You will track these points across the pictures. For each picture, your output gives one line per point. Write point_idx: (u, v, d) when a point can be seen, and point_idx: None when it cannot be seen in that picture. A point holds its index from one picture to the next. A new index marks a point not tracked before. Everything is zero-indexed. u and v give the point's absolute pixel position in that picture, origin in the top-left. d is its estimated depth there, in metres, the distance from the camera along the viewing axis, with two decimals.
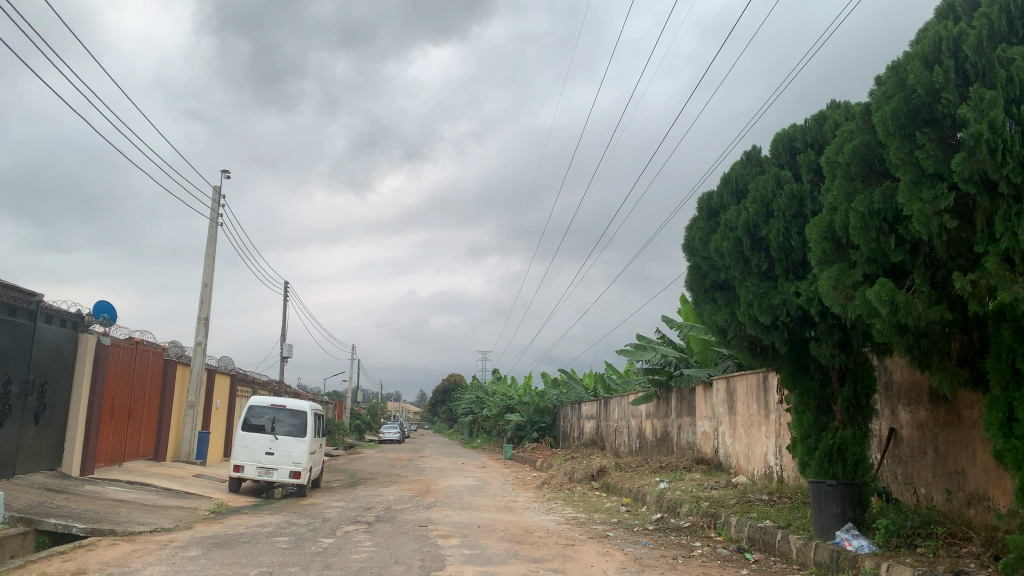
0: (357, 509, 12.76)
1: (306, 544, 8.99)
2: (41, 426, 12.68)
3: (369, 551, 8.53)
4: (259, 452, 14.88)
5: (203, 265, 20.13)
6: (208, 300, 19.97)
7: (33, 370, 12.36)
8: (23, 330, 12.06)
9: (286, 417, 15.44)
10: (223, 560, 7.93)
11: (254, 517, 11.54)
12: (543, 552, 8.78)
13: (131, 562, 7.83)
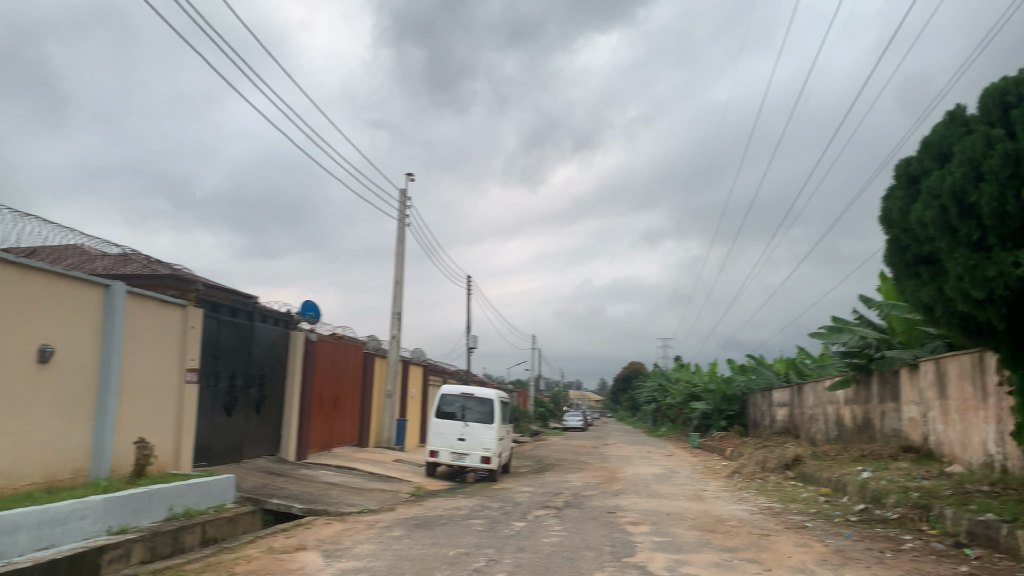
0: (547, 495, 13.04)
1: (499, 527, 9.31)
2: (262, 415, 14.04)
3: (560, 536, 8.69)
4: (452, 438, 15.62)
5: (394, 263, 21.34)
6: (400, 296, 21.15)
7: (254, 365, 13.70)
8: (244, 328, 13.36)
9: (475, 404, 16.01)
10: (424, 540, 8.40)
11: (450, 501, 12.12)
12: (737, 542, 8.55)
13: (344, 540, 8.49)
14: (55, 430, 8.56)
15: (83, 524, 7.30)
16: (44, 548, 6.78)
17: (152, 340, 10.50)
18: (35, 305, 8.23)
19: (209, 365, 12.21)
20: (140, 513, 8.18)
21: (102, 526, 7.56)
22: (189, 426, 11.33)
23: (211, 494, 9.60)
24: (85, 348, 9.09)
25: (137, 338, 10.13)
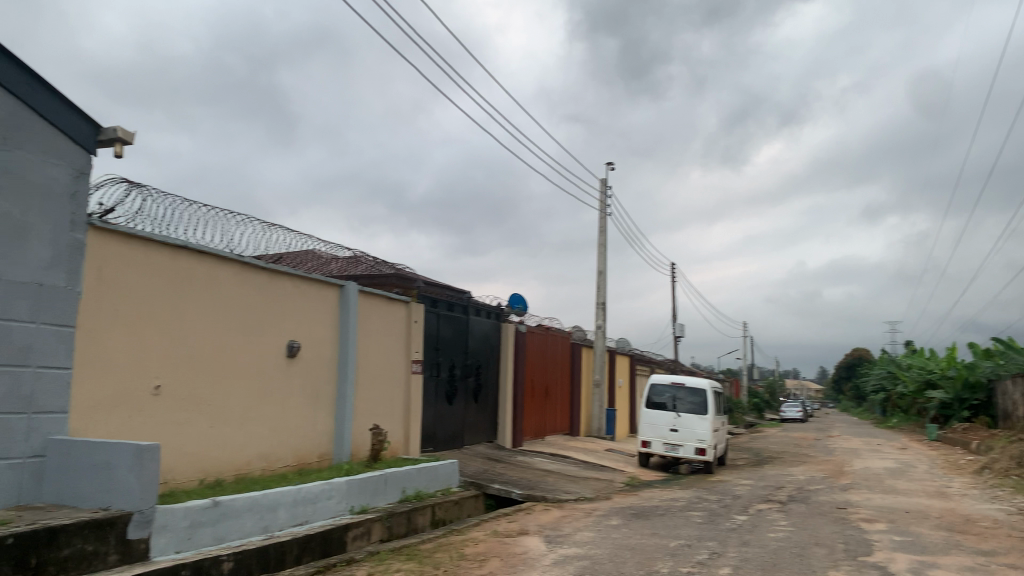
0: (768, 487, 12.51)
1: (720, 520, 9.06)
2: (479, 404, 14.66)
3: (786, 531, 8.29)
4: (664, 429, 15.44)
5: (596, 253, 21.39)
6: (605, 286, 21.17)
7: (470, 356, 14.32)
8: (460, 322, 14.00)
9: (686, 395, 15.59)
10: (643, 530, 8.35)
11: (666, 491, 11.97)
12: (993, 545, 7.70)
13: (564, 526, 8.66)
14: (303, 419, 9.46)
15: (330, 504, 8.00)
16: (300, 524, 7.52)
17: (382, 334, 11.30)
18: (283, 306, 9.13)
19: (431, 357, 12.93)
20: (377, 495, 8.82)
21: (345, 506, 8.25)
22: (416, 414, 12.09)
23: (438, 479, 10.15)
24: (324, 343, 9.95)
25: (369, 333, 10.95)
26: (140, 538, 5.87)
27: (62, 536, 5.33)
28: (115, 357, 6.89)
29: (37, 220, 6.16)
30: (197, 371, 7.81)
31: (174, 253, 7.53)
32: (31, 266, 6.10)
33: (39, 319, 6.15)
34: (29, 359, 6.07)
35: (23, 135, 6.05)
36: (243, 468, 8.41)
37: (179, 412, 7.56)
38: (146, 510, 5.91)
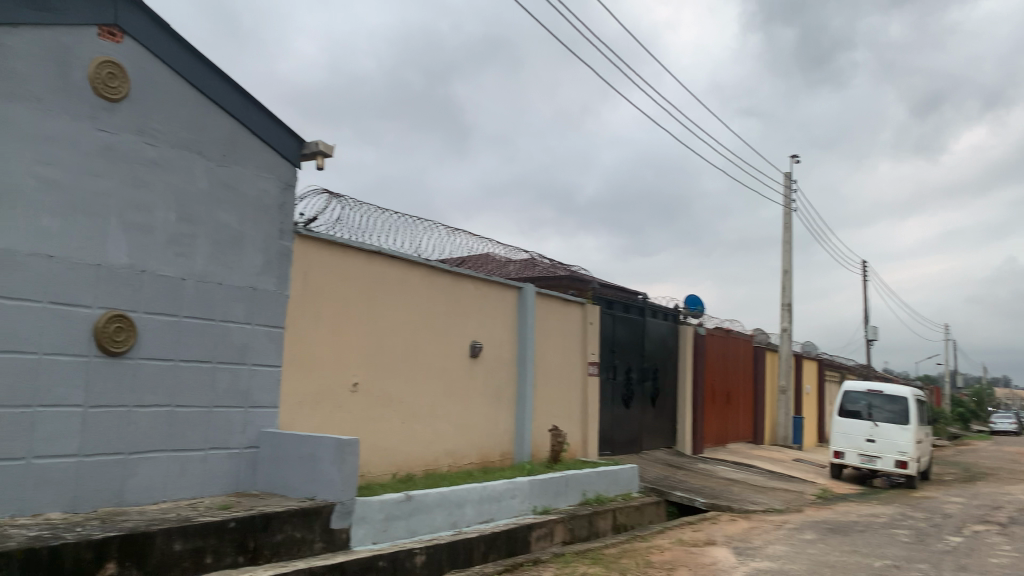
0: (985, 507, 11.31)
1: (931, 540, 8.29)
2: (657, 408, 14.38)
3: (1012, 557, 7.43)
4: (860, 439, 14.39)
5: (781, 252, 20.37)
6: (790, 286, 20.12)
7: (647, 359, 14.08)
8: (637, 324, 13.80)
9: (884, 403, 14.50)
10: (843, 547, 7.79)
11: (865, 507, 11.13)
12: None
13: (754, 538, 8.27)
14: (486, 418, 9.68)
15: (514, 503, 8.10)
16: (485, 521, 7.67)
17: (559, 336, 11.35)
18: (466, 307, 9.39)
19: (608, 359, 12.84)
20: (559, 496, 8.84)
21: (528, 505, 8.32)
22: (594, 416, 12.04)
23: (619, 483, 10.03)
24: (505, 344, 10.14)
25: (547, 335, 11.04)
26: (342, 528, 6.21)
27: (275, 522, 5.73)
28: (318, 356, 7.36)
29: (251, 229, 6.69)
30: (389, 370, 8.18)
31: (368, 258, 7.94)
32: (246, 272, 6.64)
33: (253, 320, 6.68)
34: (246, 357, 6.61)
35: (240, 152, 6.61)
36: (431, 464, 8.71)
37: (374, 409, 7.95)
38: (347, 501, 6.25)
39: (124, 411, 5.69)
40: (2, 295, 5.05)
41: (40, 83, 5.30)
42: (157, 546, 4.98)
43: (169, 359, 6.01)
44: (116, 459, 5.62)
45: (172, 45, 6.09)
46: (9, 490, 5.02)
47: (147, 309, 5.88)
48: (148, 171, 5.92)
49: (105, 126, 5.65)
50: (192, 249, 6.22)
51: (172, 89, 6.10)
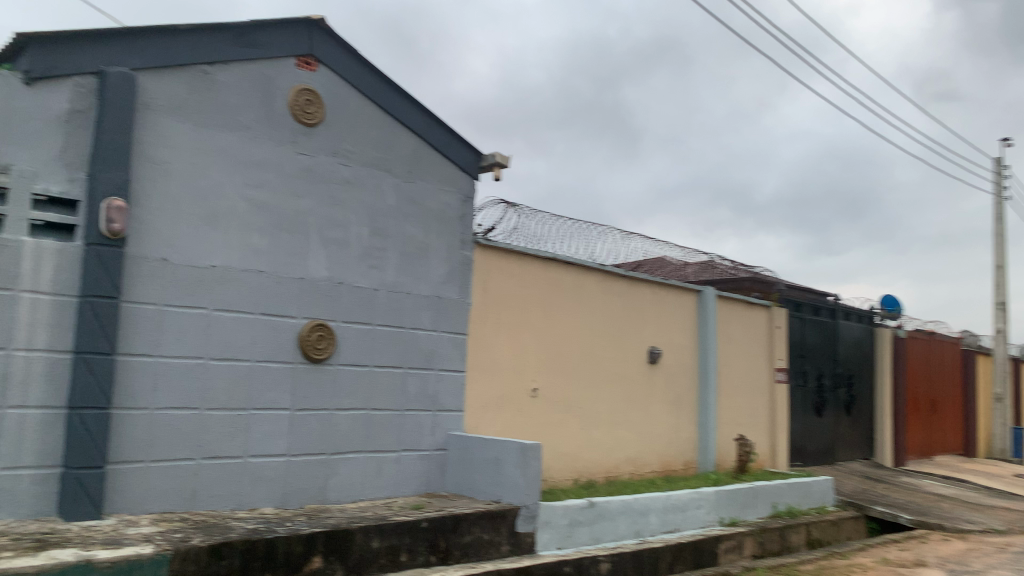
0: None
1: None
2: (853, 416, 13.45)
3: None
4: None
5: (993, 246, 18.46)
6: (1004, 283, 18.18)
7: (840, 365, 13.21)
8: (827, 327, 12.99)
9: None
10: None
11: None
12: None
13: (973, 561, 7.49)
14: (667, 425, 9.48)
15: (700, 513, 7.85)
16: (670, 531, 7.49)
17: (743, 341, 10.90)
18: (644, 311, 9.25)
19: (797, 365, 12.18)
20: (747, 508, 8.47)
21: (715, 516, 8.04)
22: (783, 425, 11.45)
23: (812, 495, 9.46)
24: (685, 349, 9.88)
25: (729, 339, 10.65)
26: (528, 532, 6.28)
27: (464, 524, 5.90)
28: (500, 362, 7.52)
29: (435, 241, 6.96)
30: (569, 375, 8.22)
31: (546, 265, 8.02)
32: (431, 282, 6.91)
33: (439, 327, 6.95)
34: (433, 362, 6.88)
35: (423, 167, 6.91)
36: (613, 471, 8.65)
37: (555, 414, 8.02)
38: (532, 506, 6.31)
39: (325, 414, 6.09)
40: (221, 308, 5.56)
41: (249, 113, 5.81)
42: (358, 543, 5.28)
43: (364, 365, 6.37)
44: (319, 459, 6.02)
45: (361, 69, 6.47)
46: (229, 486, 5.52)
47: (344, 319, 6.26)
48: (342, 190, 6.32)
49: (304, 149, 6.10)
50: (383, 260, 6.56)
51: (362, 112, 6.49)
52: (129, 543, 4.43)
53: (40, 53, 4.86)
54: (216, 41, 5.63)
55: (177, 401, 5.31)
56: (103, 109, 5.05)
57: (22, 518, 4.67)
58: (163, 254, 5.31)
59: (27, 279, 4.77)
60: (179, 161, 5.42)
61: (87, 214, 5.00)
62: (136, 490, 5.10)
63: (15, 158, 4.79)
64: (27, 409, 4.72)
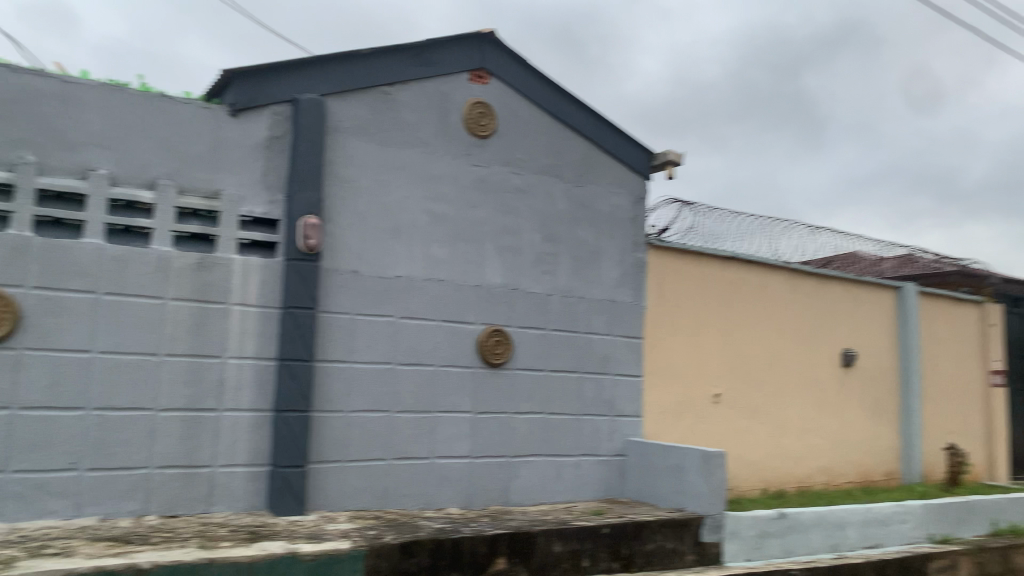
0: None
1: None
2: None
3: None
4: None
5: None
6: None
7: None
8: None
9: None
10: None
11: None
12: None
13: None
14: (865, 433, 8.82)
15: (906, 528, 7.22)
16: (872, 547, 6.95)
17: (951, 340, 9.94)
18: (835, 311, 8.68)
19: (1017, 366, 10.93)
20: (962, 524, 7.68)
21: (924, 533, 7.36)
22: (1003, 434, 10.32)
23: None
24: (884, 351, 9.15)
25: (934, 339, 9.75)
26: (713, 542, 6.06)
27: (646, 531, 5.79)
28: (680, 366, 7.33)
29: (608, 244, 6.91)
30: (753, 379, 7.87)
31: (725, 264, 7.73)
32: (605, 285, 6.87)
33: (615, 331, 6.89)
34: (609, 366, 6.82)
35: (594, 171, 6.89)
36: (805, 480, 8.16)
37: (740, 420, 7.70)
38: (717, 515, 6.07)
39: (505, 418, 6.20)
40: (405, 316, 5.82)
41: (426, 129, 6.05)
42: (540, 546, 5.32)
43: (541, 370, 6.43)
44: (501, 462, 6.15)
45: (531, 78, 6.56)
46: (417, 486, 5.76)
47: (521, 324, 6.36)
48: (515, 198, 6.43)
49: (478, 160, 6.26)
50: (556, 266, 6.60)
51: (533, 119, 6.57)
52: (329, 537, 4.73)
53: (243, 86, 5.33)
54: (395, 63, 5.92)
55: (368, 404, 5.62)
56: (297, 134, 5.45)
57: (238, 511, 5.13)
58: (353, 267, 5.64)
59: (238, 293, 5.23)
60: (364, 178, 5.75)
61: (286, 231, 5.41)
62: (335, 488, 5.44)
63: (224, 184, 5.28)
64: (240, 411, 5.18)
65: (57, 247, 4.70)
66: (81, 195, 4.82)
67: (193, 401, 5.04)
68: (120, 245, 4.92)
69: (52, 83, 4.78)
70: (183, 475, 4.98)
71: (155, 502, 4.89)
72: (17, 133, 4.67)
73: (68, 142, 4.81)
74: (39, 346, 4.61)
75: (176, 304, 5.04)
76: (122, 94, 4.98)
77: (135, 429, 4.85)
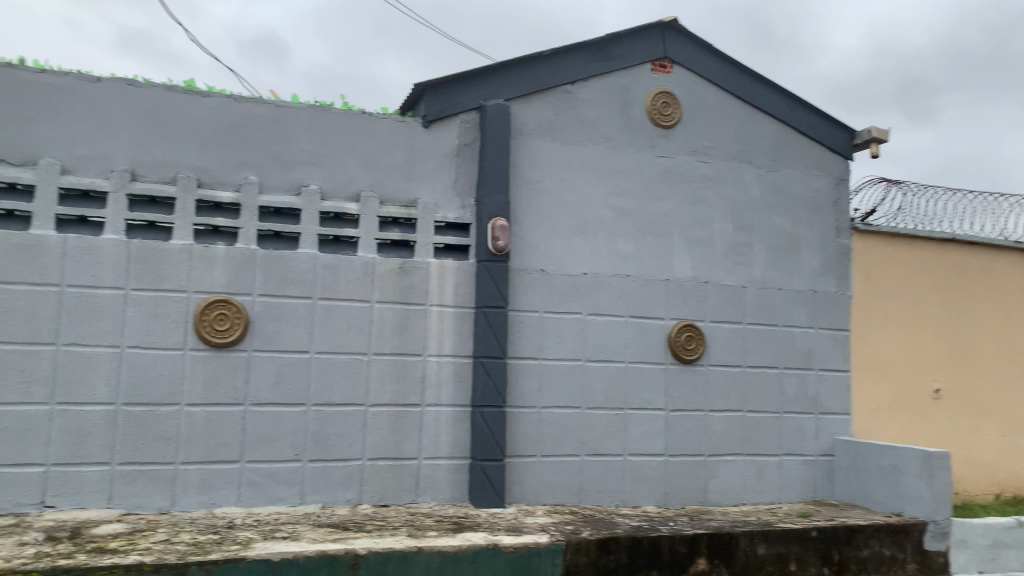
0: None
1: None
2: None
3: None
4: None
5: None
6: None
7: None
8: None
9: None
10: None
11: None
12: None
13: None
14: None
15: None
16: None
17: None
18: None
19: None
20: None
21: None
22: None
23: None
24: None
25: None
26: (939, 551, 5.55)
27: (860, 536, 5.41)
28: (893, 360, 6.78)
29: (806, 231, 6.54)
30: (981, 373, 7.11)
31: (942, 247, 7.04)
32: (805, 275, 6.50)
33: (816, 324, 6.49)
34: (812, 361, 6.44)
35: (788, 154, 6.54)
36: None
37: (966, 418, 6.99)
38: (942, 521, 5.55)
39: (700, 415, 6.04)
40: (594, 313, 5.83)
41: (609, 124, 6.03)
42: (743, 548, 5.13)
43: (738, 366, 6.19)
44: (697, 460, 5.99)
45: (716, 63, 6.34)
46: (613, 482, 5.75)
47: (714, 318, 6.16)
48: (703, 188, 6.24)
49: (663, 151, 6.15)
50: (750, 256, 6.33)
51: (719, 105, 6.35)
52: (528, 531, 4.83)
53: (433, 98, 5.58)
54: (576, 61, 5.94)
55: (561, 401, 5.68)
56: (484, 139, 5.63)
57: (443, 502, 5.38)
58: (541, 266, 5.73)
59: (435, 294, 5.49)
60: (550, 177, 5.82)
61: (477, 234, 5.60)
62: (532, 483, 5.56)
63: (419, 192, 5.56)
64: (441, 407, 5.42)
65: (277, 257, 5.16)
66: (296, 209, 5.27)
67: (399, 397, 5.34)
68: (331, 253, 5.32)
69: (267, 108, 5.25)
70: (391, 467, 5.29)
71: (368, 492, 5.23)
72: (241, 156, 5.18)
73: (283, 162, 5.27)
74: (265, 348, 5.09)
75: (380, 307, 5.36)
76: (327, 114, 5.38)
77: (349, 424, 5.22)
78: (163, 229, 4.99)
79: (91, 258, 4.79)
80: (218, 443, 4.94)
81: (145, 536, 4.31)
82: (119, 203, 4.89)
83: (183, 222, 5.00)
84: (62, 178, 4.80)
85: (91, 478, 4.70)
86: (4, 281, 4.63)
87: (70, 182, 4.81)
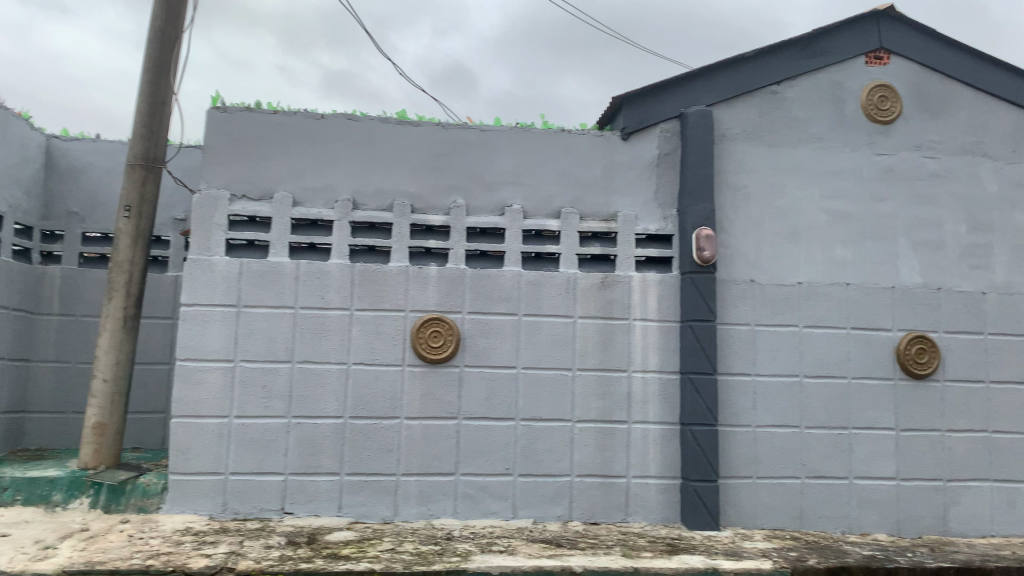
0: None
1: None
2: None
3: None
4: None
5: None
6: None
7: None
8: None
9: None
10: None
11: None
12: None
13: None
14: None
15: None
16: None
17: None
18: None
19: None
20: None
21: None
22: None
23: None
24: None
25: None
26: None
27: None
28: None
29: None
30: None
31: None
32: None
33: None
34: None
35: None
36: None
37: None
38: None
39: (936, 436, 5.48)
40: (810, 325, 5.47)
41: (821, 123, 5.67)
42: None
43: (979, 381, 5.56)
44: (935, 485, 5.43)
45: (940, 48, 5.80)
46: (838, 507, 5.34)
47: (949, 328, 5.58)
48: (931, 185, 5.70)
49: (882, 149, 5.69)
50: (990, 259, 5.69)
51: (946, 95, 5.80)
52: (749, 556, 4.58)
53: (631, 109, 5.52)
54: (783, 59, 5.64)
55: (776, 419, 5.37)
56: (686, 147, 5.48)
57: (654, 522, 5.23)
58: (750, 276, 5.47)
59: (639, 309, 5.39)
60: (756, 183, 5.56)
61: (681, 246, 5.44)
62: (748, 505, 5.28)
63: (621, 205, 5.51)
64: (649, 424, 5.30)
65: (485, 276, 5.29)
66: (502, 229, 5.39)
67: (606, 414, 5.28)
68: (536, 270, 5.38)
69: (473, 132, 5.43)
70: (601, 484, 5.23)
71: (578, 509, 5.20)
72: (449, 180, 5.38)
73: (488, 183, 5.42)
74: (476, 364, 5.22)
75: (584, 322, 5.34)
76: (529, 134, 5.47)
77: (557, 440, 5.23)
78: (381, 253, 5.27)
79: (319, 282, 5.16)
80: (435, 457, 5.12)
81: (373, 544, 4.53)
82: (343, 230, 5.23)
83: (398, 245, 5.26)
84: (294, 210, 5.22)
85: (323, 487, 5.02)
86: (247, 305, 5.09)
87: (300, 213, 5.21)
